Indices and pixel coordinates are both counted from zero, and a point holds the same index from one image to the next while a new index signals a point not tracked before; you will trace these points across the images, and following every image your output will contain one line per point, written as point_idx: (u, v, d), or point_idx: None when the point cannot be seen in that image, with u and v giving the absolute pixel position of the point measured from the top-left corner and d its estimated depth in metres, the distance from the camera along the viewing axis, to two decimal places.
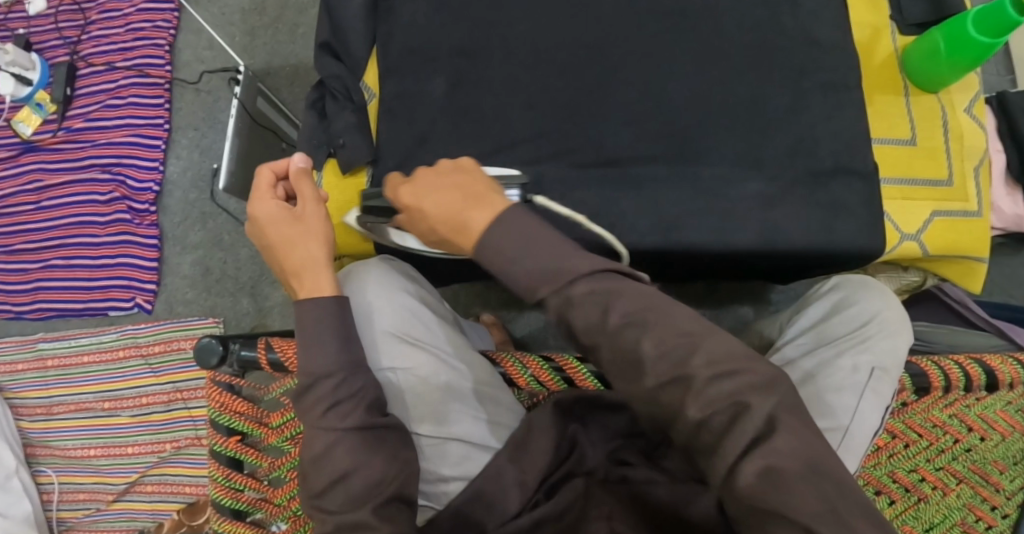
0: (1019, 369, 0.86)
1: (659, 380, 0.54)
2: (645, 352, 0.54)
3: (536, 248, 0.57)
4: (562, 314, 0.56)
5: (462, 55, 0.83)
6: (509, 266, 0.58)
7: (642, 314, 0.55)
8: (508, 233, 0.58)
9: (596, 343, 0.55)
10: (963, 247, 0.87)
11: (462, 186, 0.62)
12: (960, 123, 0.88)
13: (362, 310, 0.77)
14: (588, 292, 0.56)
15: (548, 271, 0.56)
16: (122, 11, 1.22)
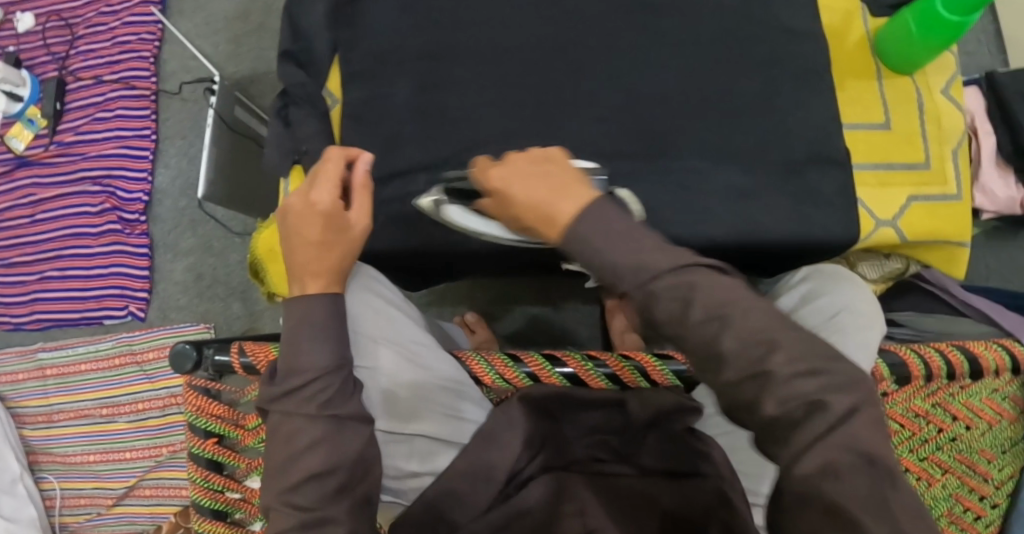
0: (1002, 354, 0.85)
1: (738, 375, 0.50)
2: (724, 348, 0.50)
3: (616, 241, 0.54)
4: (644, 308, 0.53)
5: (428, 57, 0.81)
6: (597, 255, 0.54)
7: (722, 308, 0.51)
8: (596, 221, 0.54)
9: (679, 335, 0.52)
10: (944, 234, 0.83)
11: (542, 175, 0.58)
12: (936, 104, 0.86)
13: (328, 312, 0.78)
14: (675, 283, 0.52)
15: (633, 264, 0.53)
16: (107, 25, 1.24)
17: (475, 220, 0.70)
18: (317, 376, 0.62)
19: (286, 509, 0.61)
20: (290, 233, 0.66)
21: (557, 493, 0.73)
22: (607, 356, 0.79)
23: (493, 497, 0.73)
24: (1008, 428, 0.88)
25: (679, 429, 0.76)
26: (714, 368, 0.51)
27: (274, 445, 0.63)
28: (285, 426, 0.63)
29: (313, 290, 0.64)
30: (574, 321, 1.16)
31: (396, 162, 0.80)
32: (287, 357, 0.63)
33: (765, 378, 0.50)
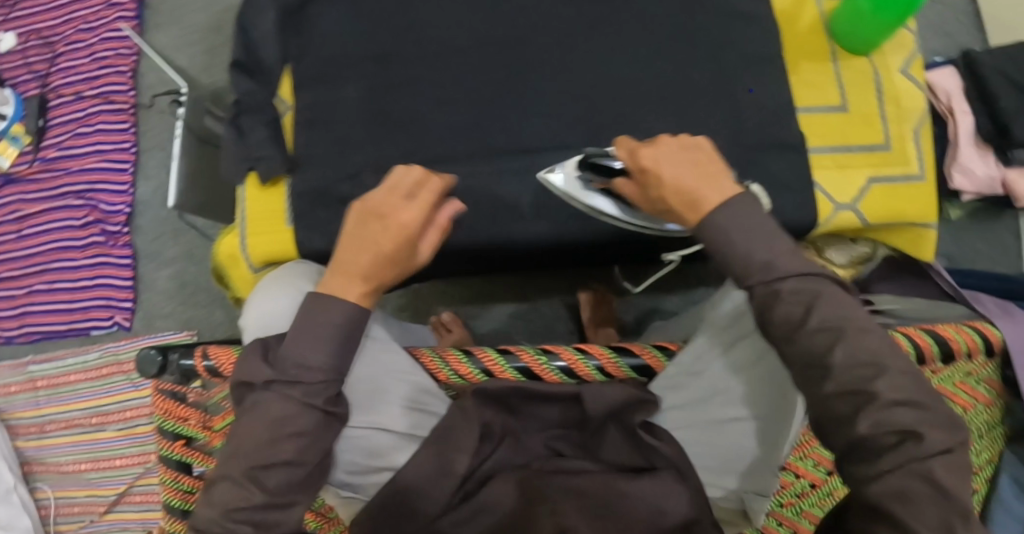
0: (975, 337, 0.82)
1: (835, 389, 0.54)
2: (834, 360, 0.55)
3: (749, 237, 0.58)
4: (765, 306, 0.57)
5: (378, 61, 0.84)
6: (728, 249, 0.58)
7: (837, 322, 0.55)
8: (735, 219, 0.58)
9: (789, 338, 0.56)
10: (907, 215, 0.82)
11: (688, 166, 0.60)
12: (895, 84, 0.85)
13: (270, 307, 0.74)
14: (801, 288, 0.56)
15: (762, 264, 0.57)
16: (86, 42, 1.27)
17: (599, 202, 0.73)
18: (324, 378, 0.61)
19: (251, 486, 0.60)
20: (354, 228, 0.64)
21: (527, 495, 0.73)
22: (560, 350, 0.78)
23: (450, 495, 0.72)
24: (985, 412, 0.85)
25: (633, 422, 0.74)
26: (814, 380, 0.56)
27: (242, 419, 0.62)
28: (266, 409, 0.61)
29: (348, 297, 0.63)
30: (550, 316, 1.17)
31: (344, 165, 0.81)
32: (295, 347, 0.61)
33: (867, 397, 0.53)
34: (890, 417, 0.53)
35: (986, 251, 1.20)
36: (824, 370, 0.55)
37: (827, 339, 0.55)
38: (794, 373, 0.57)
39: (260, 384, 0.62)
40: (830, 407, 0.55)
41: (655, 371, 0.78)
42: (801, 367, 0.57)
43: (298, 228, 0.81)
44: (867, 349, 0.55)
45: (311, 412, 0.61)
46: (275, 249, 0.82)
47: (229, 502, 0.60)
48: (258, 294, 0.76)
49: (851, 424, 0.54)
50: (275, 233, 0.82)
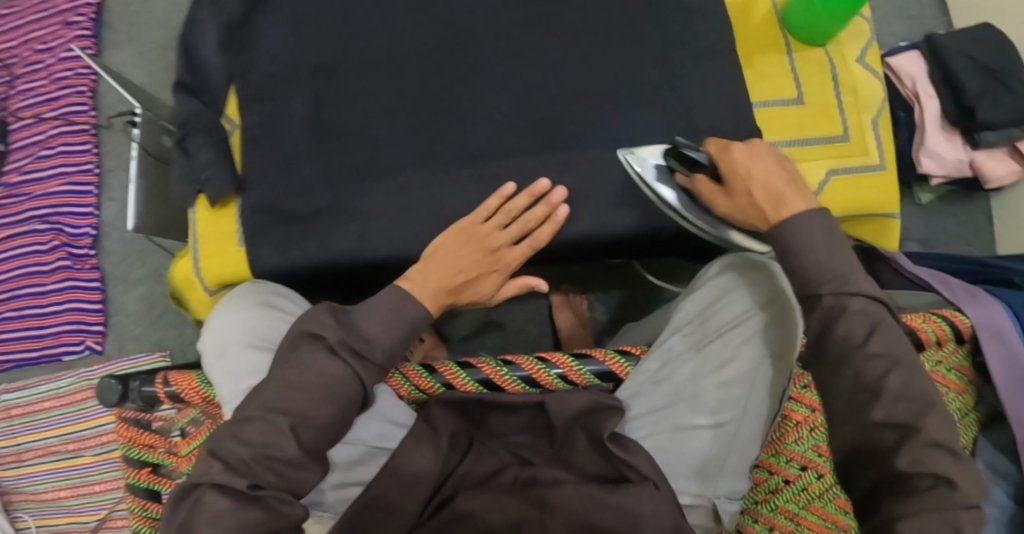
0: (943, 326, 0.82)
1: (883, 417, 0.58)
2: (888, 386, 0.58)
3: (829, 247, 0.62)
4: (827, 319, 0.61)
5: (322, 76, 0.83)
6: (796, 254, 0.63)
7: (898, 355, 0.59)
8: (810, 230, 0.62)
9: (846, 356, 0.60)
10: (871, 205, 0.81)
11: (781, 177, 0.67)
12: (852, 73, 0.84)
13: (228, 328, 0.73)
14: (863, 312, 0.60)
15: (824, 270, 0.61)
16: (44, 63, 1.25)
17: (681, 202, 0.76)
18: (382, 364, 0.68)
19: (289, 436, 0.63)
20: (458, 246, 0.74)
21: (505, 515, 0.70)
22: (521, 360, 0.77)
23: (419, 509, 0.72)
24: (956, 398, 0.84)
25: (602, 435, 0.72)
26: (863, 404, 0.59)
27: (288, 368, 0.66)
28: (320, 367, 0.66)
29: (429, 306, 0.71)
30: (521, 320, 1.16)
31: (293, 181, 0.81)
32: (371, 321, 0.68)
33: (911, 433, 0.57)
34: (926, 458, 0.56)
35: (957, 234, 1.20)
36: (874, 395, 0.58)
37: (883, 365, 0.59)
38: (841, 394, 0.60)
39: (328, 345, 0.66)
40: (873, 434, 0.58)
41: (619, 377, 0.77)
42: (851, 390, 0.60)
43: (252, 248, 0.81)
44: (919, 388, 0.58)
45: (359, 384, 0.66)
46: (229, 271, 0.83)
47: (261, 443, 0.63)
48: (217, 314, 0.75)
49: (889, 457, 0.57)
50: (228, 255, 0.83)
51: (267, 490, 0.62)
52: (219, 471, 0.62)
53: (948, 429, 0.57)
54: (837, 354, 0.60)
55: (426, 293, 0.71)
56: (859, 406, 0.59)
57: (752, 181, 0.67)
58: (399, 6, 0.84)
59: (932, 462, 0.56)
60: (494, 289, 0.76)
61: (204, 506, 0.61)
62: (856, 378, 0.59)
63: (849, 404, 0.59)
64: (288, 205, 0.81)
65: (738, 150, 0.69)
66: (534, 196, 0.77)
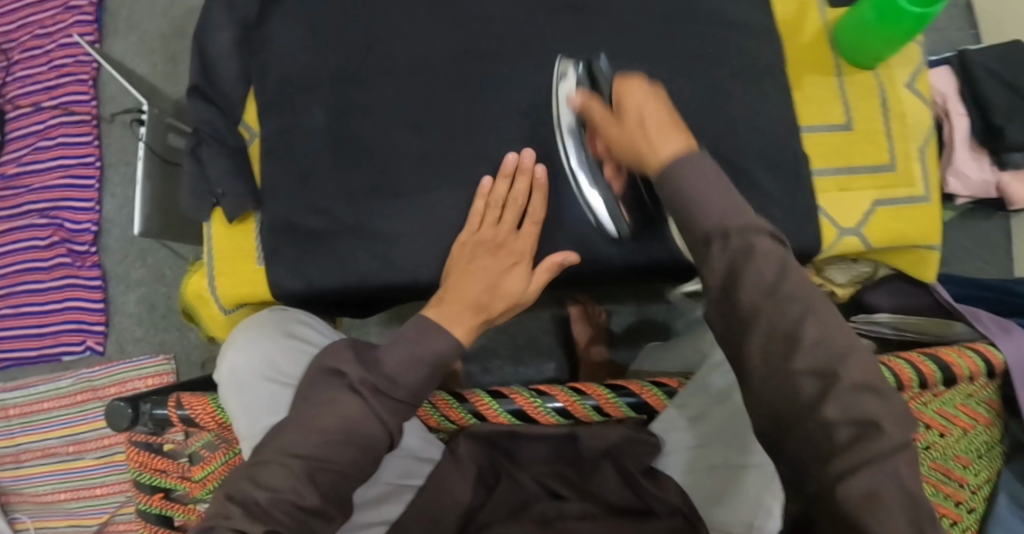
0: (977, 361, 0.81)
1: (806, 366, 0.50)
2: (805, 334, 0.51)
3: (719, 186, 0.56)
4: (735, 265, 0.53)
5: (346, 84, 0.79)
6: (691, 195, 0.56)
7: (809, 300, 0.52)
8: (699, 165, 0.57)
9: (758, 308, 0.52)
10: (912, 237, 0.78)
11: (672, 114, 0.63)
12: (901, 100, 0.81)
13: (244, 361, 0.69)
14: (769, 254, 0.53)
15: (727, 209, 0.55)
16: (43, 48, 1.20)
17: (575, 143, 0.75)
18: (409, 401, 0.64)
19: (306, 484, 0.60)
20: (467, 260, 0.73)
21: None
22: (555, 390, 0.73)
23: None
24: (984, 432, 0.85)
25: (634, 470, 0.72)
26: (779, 352, 0.51)
27: (310, 408, 0.63)
28: (340, 406, 0.63)
29: (458, 334, 0.67)
30: (534, 333, 1.13)
31: (311, 196, 0.77)
32: (395, 357, 0.64)
33: (832, 379, 0.50)
34: (854, 403, 0.49)
35: (973, 252, 1.20)
36: (793, 342, 0.51)
37: (798, 308, 0.51)
38: (756, 347, 0.52)
39: (350, 383, 0.64)
40: (796, 389, 0.50)
41: (654, 408, 0.73)
42: (764, 340, 0.52)
43: (268, 266, 0.76)
44: (835, 335, 0.51)
45: (379, 424, 0.63)
46: (247, 291, 0.78)
47: (279, 488, 0.60)
48: (231, 345, 0.71)
49: (814, 411, 0.50)
50: (245, 274, 0.78)
51: None
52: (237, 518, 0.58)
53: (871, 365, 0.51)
54: (752, 304, 0.52)
55: (456, 320, 0.68)
56: (781, 368, 0.51)
57: (640, 104, 0.63)
58: (428, 13, 0.79)
59: (857, 406, 0.49)
60: (525, 280, 0.73)
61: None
62: (771, 327, 0.51)
63: (765, 357, 0.51)
64: (309, 221, 0.76)
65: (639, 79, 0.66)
66: (511, 177, 0.75)
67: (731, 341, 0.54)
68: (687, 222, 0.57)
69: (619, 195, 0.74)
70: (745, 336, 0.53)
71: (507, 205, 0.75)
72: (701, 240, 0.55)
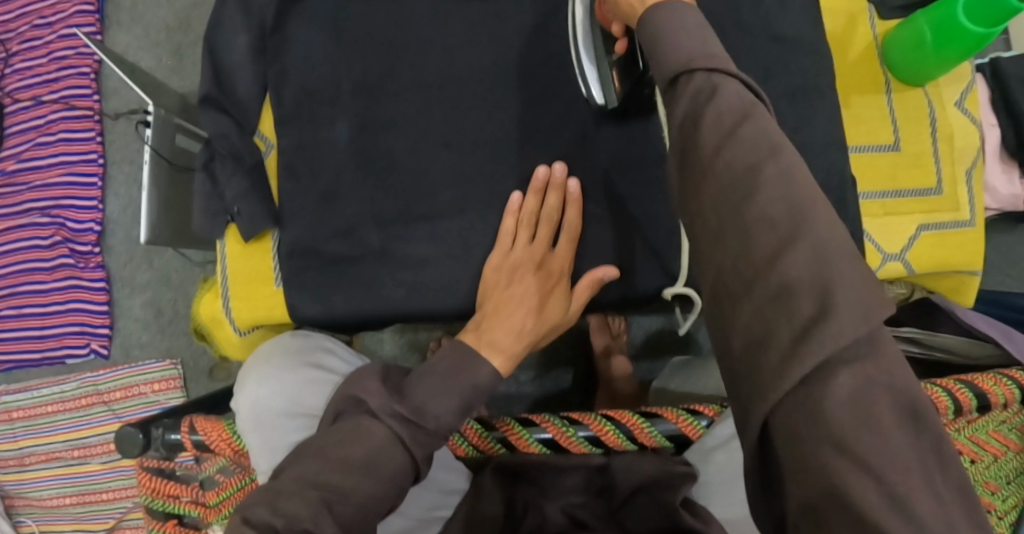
0: (1014, 389, 0.78)
1: (760, 214, 0.45)
2: (761, 183, 0.46)
3: (693, 35, 0.53)
4: (694, 109, 0.50)
5: (370, 96, 0.75)
6: (660, 40, 0.54)
7: (769, 143, 0.47)
8: (675, 14, 0.54)
9: (717, 146, 0.48)
10: (954, 264, 0.77)
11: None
12: (949, 122, 0.78)
13: (269, 393, 0.66)
14: (735, 97, 0.49)
15: (700, 52, 0.52)
16: (42, 39, 1.15)
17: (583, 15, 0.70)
18: (435, 431, 0.61)
19: (323, 512, 0.54)
20: (505, 284, 0.71)
21: None
22: (587, 418, 0.71)
23: None
24: (1015, 458, 0.83)
25: (671, 501, 0.68)
26: (734, 200, 0.46)
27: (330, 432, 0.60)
28: (365, 433, 0.59)
29: (497, 364, 0.66)
30: (551, 342, 1.11)
31: (336, 218, 0.74)
32: (427, 386, 0.61)
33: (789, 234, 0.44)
34: (818, 262, 0.43)
35: (997, 265, 1.18)
36: (748, 185, 0.46)
37: (756, 151, 0.47)
38: (711, 197, 0.48)
39: (369, 408, 0.61)
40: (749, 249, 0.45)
41: (689, 438, 0.70)
42: (718, 190, 0.47)
43: (290, 290, 0.73)
44: (792, 186, 0.46)
45: (405, 452, 0.59)
46: (266, 313, 0.74)
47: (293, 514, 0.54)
48: (248, 380, 0.67)
49: (769, 268, 0.44)
50: (263, 296, 0.75)
51: None
52: None
53: (837, 224, 0.45)
54: (712, 147, 0.48)
55: (496, 348, 0.67)
56: (731, 222, 0.46)
57: None
58: (455, 20, 0.76)
59: (820, 269, 0.43)
60: (565, 301, 0.74)
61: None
62: (726, 170, 0.47)
63: (716, 205, 0.47)
64: (331, 241, 0.73)
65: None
66: (541, 192, 0.73)
67: (682, 189, 0.50)
68: (656, 65, 0.54)
69: (614, 61, 0.68)
70: (696, 179, 0.49)
71: (541, 224, 0.73)
72: (668, 81, 0.52)
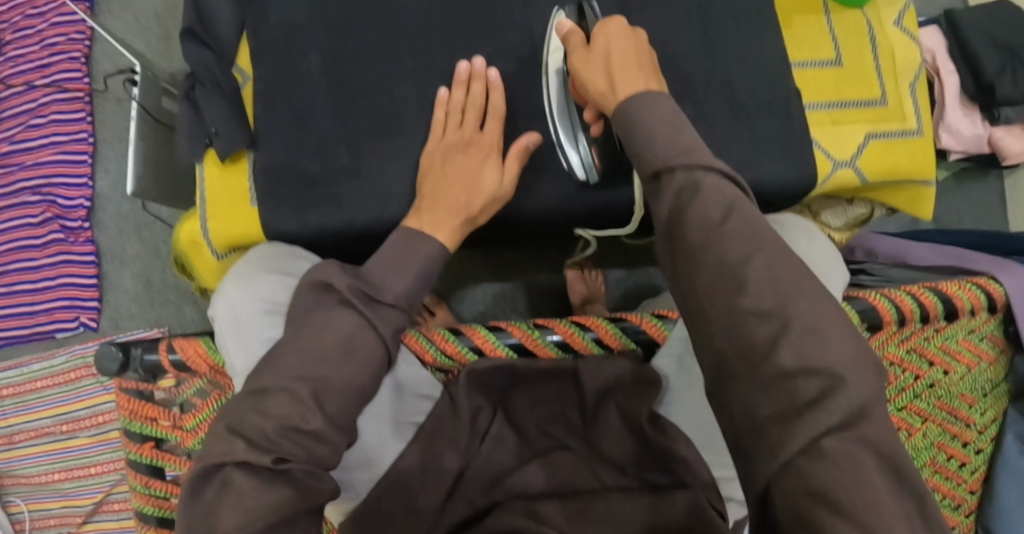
0: (977, 294, 0.79)
1: (754, 304, 0.48)
2: (751, 271, 0.49)
3: (663, 123, 0.57)
4: (681, 201, 0.53)
5: (340, 26, 0.77)
6: (640, 128, 0.57)
7: (755, 234, 0.50)
8: (651, 106, 0.58)
9: (705, 242, 0.51)
10: (905, 170, 0.79)
11: (641, 56, 0.63)
12: (889, 38, 0.82)
13: (243, 293, 0.67)
14: (718, 190, 0.52)
15: (676, 145, 0.55)
16: (35, 28, 1.20)
17: (557, 82, 0.72)
18: (396, 306, 0.64)
19: (312, 407, 0.57)
20: (441, 165, 0.72)
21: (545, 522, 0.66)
22: (554, 323, 0.72)
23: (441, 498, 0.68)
24: (988, 369, 0.84)
25: (641, 417, 0.68)
26: (730, 290, 0.49)
27: (306, 330, 0.61)
28: (339, 324, 0.61)
29: (441, 238, 0.68)
30: (534, 297, 1.12)
31: (309, 140, 0.75)
32: (380, 268, 0.65)
33: (785, 321, 0.48)
34: (812, 347, 0.47)
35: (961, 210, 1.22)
36: (740, 280, 0.49)
37: (746, 246, 0.50)
38: (704, 286, 0.50)
39: (340, 297, 0.62)
40: (744, 325, 0.48)
41: (653, 339, 0.72)
42: (712, 282, 0.50)
43: (263, 206, 0.74)
44: (785, 268, 0.49)
45: (374, 335, 0.62)
46: (239, 231, 0.76)
47: (282, 414, 0.56)
48: (222, 289, 0.69)
49: (768, 351, 0.47)
50: (241, 212, 0.76)
51: (294, 464, 0.56)
52: (241, 451, 0.55)
53: (822, 308, 0.48)
54: (697, 240, 0.51)
55: (438, 225, 0.68)
56: (726, 309, 0.49)
57: (609, 42, 0.63)
58: None
59: (817, 351, 0.47)
60: (498, 173, 0.72)
61: (230, 487, 0.54)
62: (717, 264, 0.50)
63: (708, 296, 0.50)
64: (310, 167, 0.75)
65: (620, 21, 0.65)
66: (466, 84, 0.75)
67: (673, 272, 0.53)
68: (636, 156, 0.57)
69: (592, 139, 0.72)
70: (685, 269, 0.52)
71: (486, 120, 0.75)
72: (651, 175, 0.56)
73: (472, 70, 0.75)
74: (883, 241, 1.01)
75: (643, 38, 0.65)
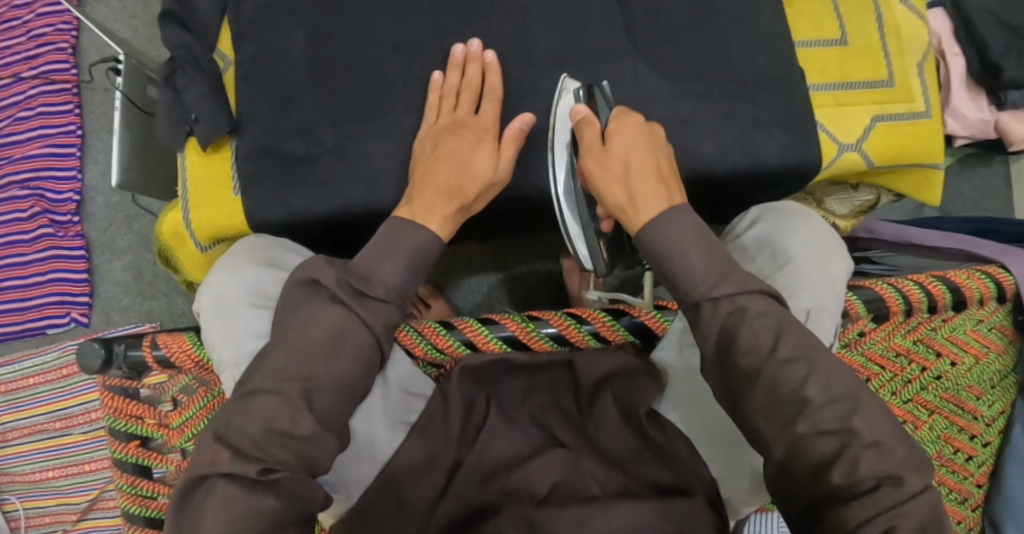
0: (987, 283, 0.76)
1: (813, 426, 0.51)
2: (809, 395, 0.52)
3: (694, 246, 0.57)
4: (728, 329, 0.54)
5: (323, 6, 0.74)
6: (669, 255, 0.57)
7: (810, 353, 0.53)
8: (678, 225, 0.58)
9: (759, 371, 0.53)
10: (911, 153, 0.79)
11: (660, 161, 0.62)
12: (893, 13, 0.80)
13: (230, 287, 0.65)
14: (762, 316, 0.54)
15: (712, 274, 0.56)
16: (21, 20, 1.17)
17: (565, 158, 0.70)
18: (388, 299, 0.61)
19: (302, 409, 0.56)
20: (435, 149, 0.70)
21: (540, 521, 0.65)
22: (549, 315, 0.68)
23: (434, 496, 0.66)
24: (996, 359, 0.82)
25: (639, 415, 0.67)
26: (789, 408, 0.52)
27: (293, 328, 0.59)
28: (326, 321, 0.59)
29: (434, 227, 0.64)
30: (530, 286, 1.10)
31: (294, 128, 0.73)
32: (368, 257, 0.62)
33: (845, 435, 0.51)
34: (864, 456, 0.50)
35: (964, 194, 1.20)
36: (799, 405, 0.52)
37: (801, 370, 0.52)
38: (760, 405, 0.53)
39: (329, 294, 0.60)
40: (799, 435, 0.51)
41: (653, 332, 0.68)
42: (771, 403, 0.53)
43: (246, 195, 0.73)
44: (841, 385, 0.52)
45: (364, 329, 0.59)
46: (219, 221, 0.74)
47: (270, 417, 0.55)
48: (208, 284, 0.67)
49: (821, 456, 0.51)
50: (222, 203, 0.74)
51: (282, 473, 0.54)
52: (228, 460, 0.53)
53: (877, 418, 0.52)
54: (751, 370, 0.53)
55: (429, 213, 0.65)
56: (782, 420, 0.52)
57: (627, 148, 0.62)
58: None
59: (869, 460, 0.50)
60: (492, 155, 0.69)
61: (218, 492, 0.53)
62: (772, 387, 0.52)
63: (766, 417, 0.53)
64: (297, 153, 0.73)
65: (635, 117, 0.64)
66: (461, 68, 0.73)
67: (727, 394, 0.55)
68: (671, 284, 0.58)
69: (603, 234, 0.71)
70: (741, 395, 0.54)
71: (483, 105, 0.72)
72: (691, 304, 0.56)
73: (468, 55, 0.73)
74: (887, 228, 0.98)
75: (660, 135, 0.65)
